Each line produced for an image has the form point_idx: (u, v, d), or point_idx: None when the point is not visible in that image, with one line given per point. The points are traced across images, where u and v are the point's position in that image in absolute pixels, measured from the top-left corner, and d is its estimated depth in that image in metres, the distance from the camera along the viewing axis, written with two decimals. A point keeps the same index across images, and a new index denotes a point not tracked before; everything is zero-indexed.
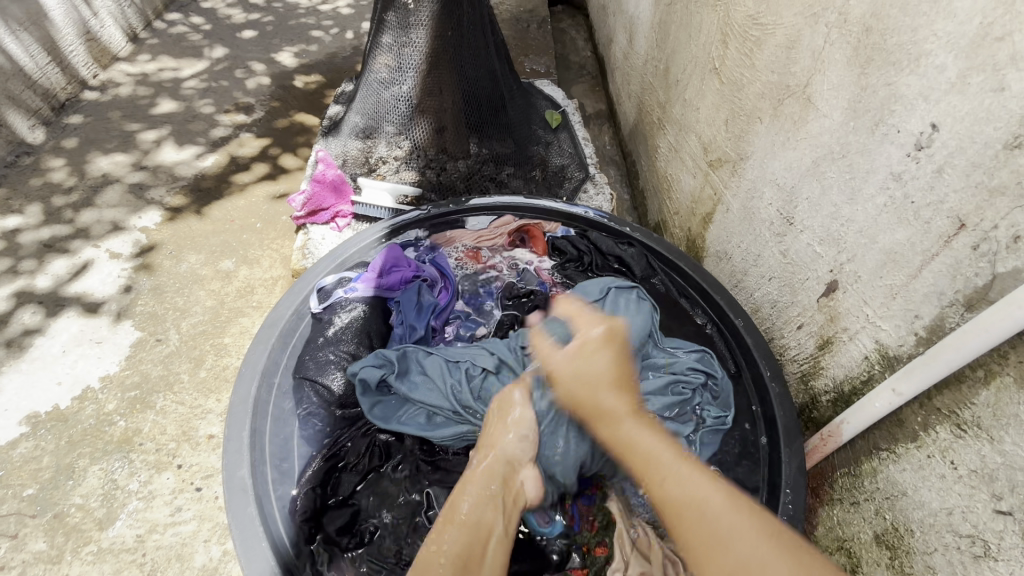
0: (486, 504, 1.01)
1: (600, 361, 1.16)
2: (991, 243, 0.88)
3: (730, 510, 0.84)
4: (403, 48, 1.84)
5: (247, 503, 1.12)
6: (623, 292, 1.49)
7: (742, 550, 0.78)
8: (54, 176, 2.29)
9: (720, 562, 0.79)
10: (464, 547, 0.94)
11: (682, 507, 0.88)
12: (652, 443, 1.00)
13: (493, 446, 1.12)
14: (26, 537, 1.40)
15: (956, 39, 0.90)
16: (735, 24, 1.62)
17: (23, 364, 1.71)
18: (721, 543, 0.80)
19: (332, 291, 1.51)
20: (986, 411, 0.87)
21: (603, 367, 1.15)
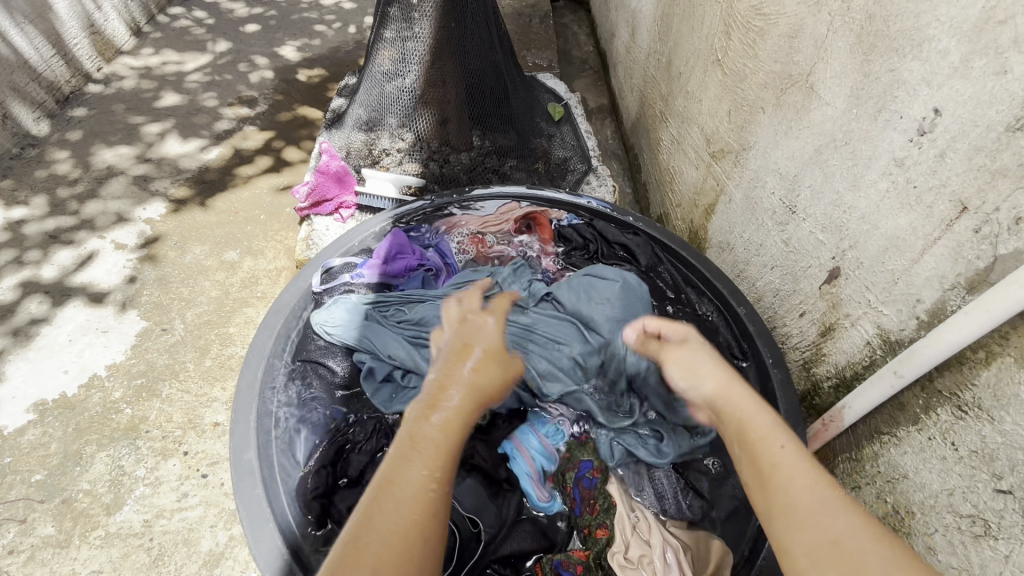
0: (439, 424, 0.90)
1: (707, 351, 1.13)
2: (993, 225, 0.88)
3: (831, 490, 0.78)
4: (406, 41, 1.85)
5: (254, 485, 1.14)
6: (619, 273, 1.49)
7: (841, 522, 0.74)
8: (59, 168, 2.31)
9: (815, 529, 0.74)
10: (444, 472, 0.85)
11: (808, 512, 0.76)
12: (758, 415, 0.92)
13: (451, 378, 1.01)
14: (34, 522, 1.42)
15: (959, 23, 0.91)
16: (738, 15, 1.62)
17: (30, 352, 1.72)
18: (816, 514, 0.76)
19: (337, 274, 1.53)
20: (987, 393, 0.88)
21: (706, 365, 1.08)
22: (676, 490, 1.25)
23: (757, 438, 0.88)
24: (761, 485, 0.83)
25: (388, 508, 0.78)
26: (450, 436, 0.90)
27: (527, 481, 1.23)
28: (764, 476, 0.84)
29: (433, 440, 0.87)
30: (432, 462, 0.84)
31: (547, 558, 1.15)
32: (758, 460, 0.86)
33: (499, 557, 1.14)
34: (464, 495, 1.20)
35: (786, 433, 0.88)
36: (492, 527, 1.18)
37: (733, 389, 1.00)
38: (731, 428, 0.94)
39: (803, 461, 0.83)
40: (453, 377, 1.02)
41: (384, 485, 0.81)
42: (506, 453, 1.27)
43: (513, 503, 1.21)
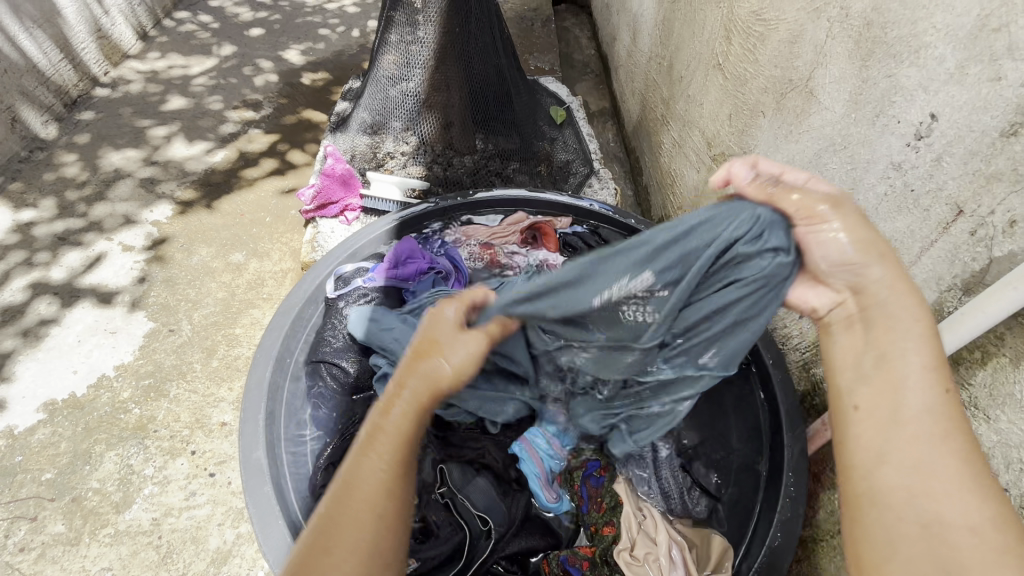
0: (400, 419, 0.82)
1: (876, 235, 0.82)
2: (988, 228, 0.90)
3: (980, 467, 0.67)
4: (410, 45, 1.87)
5: (263, 483, 1.15)
6: (728, 216, 0.92)
7: (972, 505, 0.65)
8: (67, 170, 2.33)
9: (948, 503, 0.66)
10: (399, 465, 0.79)
11: (925, 478, 0.68)
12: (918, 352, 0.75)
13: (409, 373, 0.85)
14: (45, 520, 1.44)
15: (955, 30, 0.93)
16: (739, 20, 1.64)
17: (39, 353, 1.74)
18: (953, 488, 0.66)
19: (350, 278, 1.55)
20: (983, 392, 0.90)
21: (875, 268, 0.81)
22: (680, 488, 1.28)
23: (896, 381, 0.74)
24: (878, 432, 0.74)
25: (350, 511, 0.74)
26: (411, 426, 0.82)
27: (536, 482, 1.22)
28: (901, 424, 0.72)
29: (389, 436, 0.80)
30: (387, 459, 0.78)
31: (554, 554, 1.19)
32: (899, 403, 0.73)
33: (507, 553, 1.18)
34: (476, 493, 1.23)
35: (946, 378, 0.73)
36: (501, 524, 1.20)
37: (896, 296, 0.78)
38: (869, 353, 0.79)
39: (955, 420, 0.70)
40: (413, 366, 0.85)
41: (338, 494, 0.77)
42: (515, 453, 1.25)
43: (522, 500, 1.25)
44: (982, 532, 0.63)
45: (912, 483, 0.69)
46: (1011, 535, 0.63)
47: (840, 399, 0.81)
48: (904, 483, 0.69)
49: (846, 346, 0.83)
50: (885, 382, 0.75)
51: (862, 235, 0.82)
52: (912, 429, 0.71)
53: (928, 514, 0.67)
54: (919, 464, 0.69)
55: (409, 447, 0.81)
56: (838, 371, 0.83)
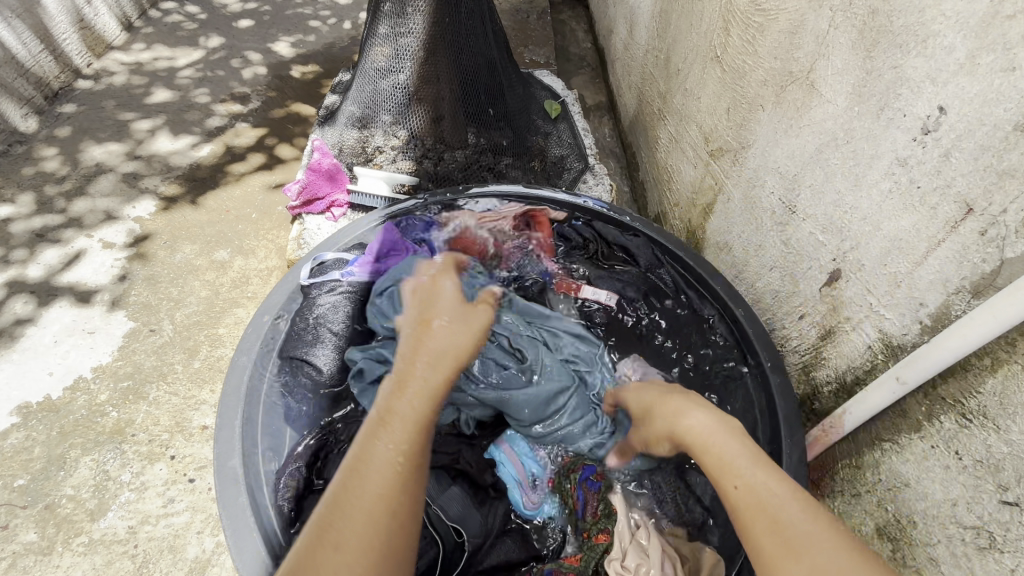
0: (412, 398, 0.88)
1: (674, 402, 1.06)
2: (1000, 228, 0.85)
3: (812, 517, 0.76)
4: (399, 37, 1.81)
5: (239, 493, 1.10)
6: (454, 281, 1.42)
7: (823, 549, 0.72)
8: (47, 165, 2.27)
9: (800, 553, 0.72)
10: (412, 447, 0.83)
11: (789, 533, 0.75)
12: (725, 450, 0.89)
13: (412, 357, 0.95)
14: (16, 528, 1.39)
15: (966, 18, 0.88)
16: (738, 11, 1.59)
17: (14, 354, 1.69)
18: (800, 539, 0.74)
19: (328, 269, 1.49)
20: (992, 401, 0.86)
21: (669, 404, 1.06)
22: (672, 495, 1.23)
23: (719, 472, 0.87)
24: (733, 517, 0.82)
25: (361, 484, 0.77)
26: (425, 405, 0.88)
27: (515, 489, 1.22)
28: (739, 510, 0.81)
29: (404, 416, 0.85)
30: (399, 438, 0.82)
31: (537, 567, 1.15)
32: (725, 501, 0.84)
33: (484, 567, 1.12)
34: (451, 503, 1.19)
35: (751, 463, 0.85)
36: (477, 536, 1.16)
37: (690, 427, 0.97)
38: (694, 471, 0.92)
39: (780, 490, 0.81)
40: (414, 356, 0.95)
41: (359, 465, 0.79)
42: (495, 459, 1.27)
43: (500, 510, 1.21)
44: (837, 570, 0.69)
45: (779, 545, 0.74)
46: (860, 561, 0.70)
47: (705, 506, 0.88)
48: (771, 551, 0.74)
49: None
50: (719, 471, 0.87)
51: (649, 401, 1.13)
52: (754, 501, 0.80)
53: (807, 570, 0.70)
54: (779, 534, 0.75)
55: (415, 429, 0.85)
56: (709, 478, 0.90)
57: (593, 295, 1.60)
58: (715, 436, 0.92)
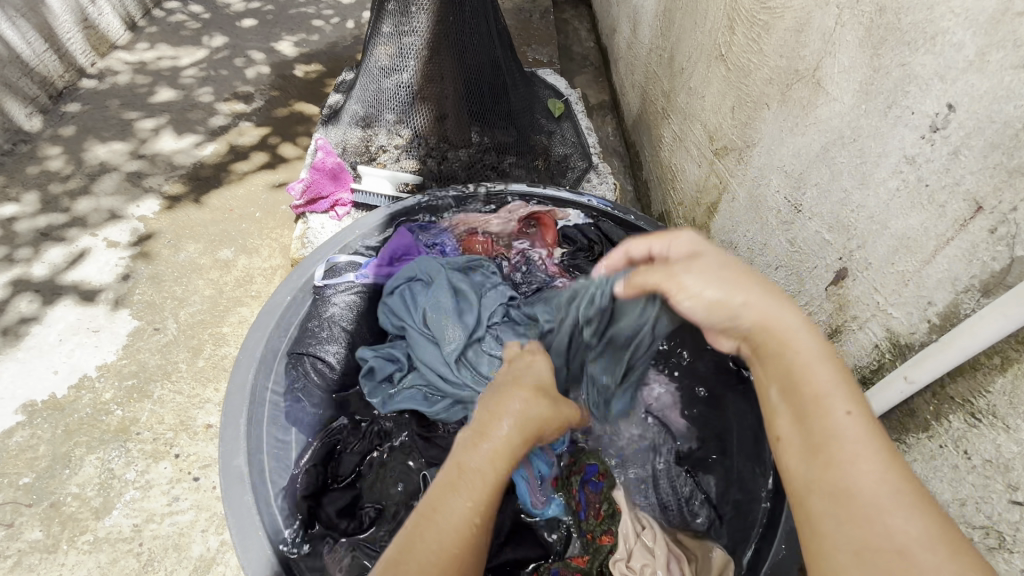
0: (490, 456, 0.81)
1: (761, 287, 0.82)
2: (1010, 225, 0.85)
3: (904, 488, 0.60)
4: (403, 36, 1.81)
5: (243, 492, 1.11)
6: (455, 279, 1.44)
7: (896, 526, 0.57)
8: (51, 164, 2.27)
9: (868, 525, 0.58)
10: (486, 507, 0.77)
11: (862, 495, 0.60)
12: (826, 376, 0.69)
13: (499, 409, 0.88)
14: (22, 526, 1.39)
15: (975, 15, 0.87)
16: (743, 9, 1.58)
17: (19, 353, 1.69)
18: (875, 508, 0.58)
19: (342, 270, 1.48)
20: (1001, 400, 0.85)
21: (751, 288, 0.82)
22: (679, 500, 1.21)
23: (815, 395, 0.68)
24: (804, 449, 0.66)
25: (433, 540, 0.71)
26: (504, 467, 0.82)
27: (524, 489, 1.16)
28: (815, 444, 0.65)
29: (482, 473, 0.79)
30: (478, 496, 0.76)
31: (544, 565, 1.15)
32: (806, 428, 0.67)
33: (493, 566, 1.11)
34: None
35: (855, 398, 0.67)
36: None
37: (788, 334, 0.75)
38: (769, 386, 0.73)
39: (874, 439, 0.63)
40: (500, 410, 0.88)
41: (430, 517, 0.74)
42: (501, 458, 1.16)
43: (509, 508, 1.17)
44: (913, 554, 0.55)
45: (841, 506, 0.60)
46: (946, 553, 0.55)
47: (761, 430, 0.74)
48: (821, 514, 0.62)
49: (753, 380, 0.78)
50: (807, 397, 0.68)
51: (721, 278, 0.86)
52: (834, 445, 0.64)
53: (860, 542, 0.58)
54: (840, 488, 0.61)
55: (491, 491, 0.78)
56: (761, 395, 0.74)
57: None
58: (814, 359, 0.71)
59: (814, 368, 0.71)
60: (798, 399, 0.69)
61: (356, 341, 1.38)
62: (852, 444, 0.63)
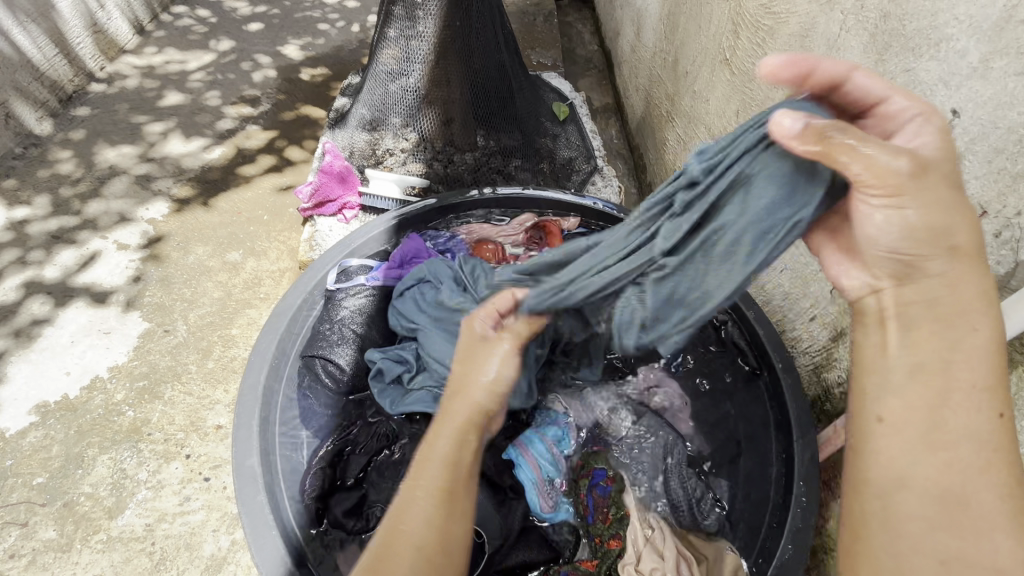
0: (454, 440, 0.84)
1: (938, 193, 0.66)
2: (1014, 230, 0.86)
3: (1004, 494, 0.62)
4: (410, 40, 1.83)
5: (257, 491, 1.11)
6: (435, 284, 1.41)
7: (989, 536, 0.61)
8: (62, 168, 2.30)
9: (967, 526, 0.62)
10: (446, 494, 0.79)
11: (959, 494, 0.63)
12: (962, 369, 0.65)
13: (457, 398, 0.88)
14: (36, 526, 1.41)
15: (978, 22, 0.88)
16: (748, 13, 1.59)
17: (32, 354, 1.71)
18: (970, 512, 0.62)
19: (354, 273, 1.50)
20: (1007, 402, 0.86)
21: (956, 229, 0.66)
22: (690, 501, 1.22)
23: (944, 385, 0.65)
24: (919, 437, 0.65)
25: (399, 542, 0.75)
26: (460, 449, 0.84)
27: (532, 491, 1.20)
28: (920, 439, 0.66)
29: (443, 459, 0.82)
30: (434, 486, 0.79)
31: (554, 568, 1.17)
32: (937, 418, 0.65)
33: (504, 567, 1.15)
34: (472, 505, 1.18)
35: (999, 395, 0.65)
36: (497, 538, 1.17)
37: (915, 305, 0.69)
38: (901, 357, 0.68)
39: (992, 441, 0.64)
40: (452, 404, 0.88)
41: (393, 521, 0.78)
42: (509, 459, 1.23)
43: (518, 513, 1.20)
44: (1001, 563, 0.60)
45: (941, 492, 0.64)
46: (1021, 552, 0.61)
47: (857, 405, 0.72)
48: (920, 504, 0.64)
49: (874, 343, 0.72)
50: (937, 389, 0.65)
51: (941, 204, 0.65)
52: (957, 445, 0.64)
53: (950, 538, 0.62)
54: (940, 490, 0.64)
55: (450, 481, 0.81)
56: (870, 365, 0.71)
57: None
58: (970, 333, 0.66)
59: (956, 349, 0.66)
60: (936, 387, 0.66)
61: (365, 344, 1.40)
62: (970, 442, 0.64)
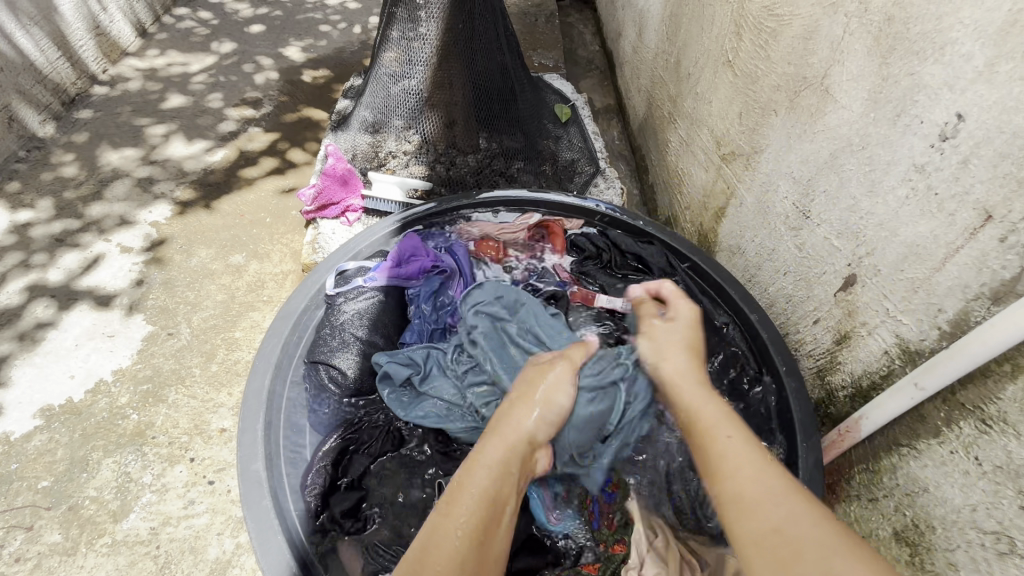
0: (497, 471, 0.91)
1: (698, 330, 1.20)
2: (1020, 235, 0.86)
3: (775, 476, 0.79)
4: (412, 42, 1.83)
5: (262, 496, 1.12)
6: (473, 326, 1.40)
7: (780, 511, 0.74)
8: (65, 170, 2.30)
9: (759, 514, 0.75)
10: (482, 519, 0.84)
11: (759, 501, 0.77)
12: (716, 416, 0.93)
13: (517, 417, 1.00)
14: (41, 529, 1.41)
15: (983, 27, 0.89)
16: (751, 15, 1.59)
17: (36, 358, 1.72)
18: (756, 506, 0.76)
19: (352, 277, 1.50)
20: (1013, 406, 0.86)
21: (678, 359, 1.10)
22: (693, 504, 1.21)
23: (706, 427, 0.91)
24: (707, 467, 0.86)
25: (441, 550, 0.79)
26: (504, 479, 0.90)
27: (539, 504, 1.20)
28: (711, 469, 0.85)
29: (485, 487, 0.87)
30: (469, 516, 0.83)
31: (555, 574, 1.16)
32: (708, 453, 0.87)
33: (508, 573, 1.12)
34: None
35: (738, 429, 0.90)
36: None
37: (685, 379, 1.04)
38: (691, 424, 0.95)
39: (751, 450, 0.85)
40: (496, 427, 0.98)
41: (425, 541, 0.81)
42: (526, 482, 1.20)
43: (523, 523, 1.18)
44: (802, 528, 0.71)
45: (749, 501, 0.77)
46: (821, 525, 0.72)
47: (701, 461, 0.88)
48: (750, 531, 0.74)
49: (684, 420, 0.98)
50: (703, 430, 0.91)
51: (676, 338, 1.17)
52: (725, 461, 0.84)
53: (772, 525, 0.73)
54: (743, 491, 0.79)
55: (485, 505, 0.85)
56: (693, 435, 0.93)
57: (608, 303, 1.53)
58: (701, 402, 0.97)
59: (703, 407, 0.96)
60: (698, 434, 0.92)
61: (368, 348, 1.39)
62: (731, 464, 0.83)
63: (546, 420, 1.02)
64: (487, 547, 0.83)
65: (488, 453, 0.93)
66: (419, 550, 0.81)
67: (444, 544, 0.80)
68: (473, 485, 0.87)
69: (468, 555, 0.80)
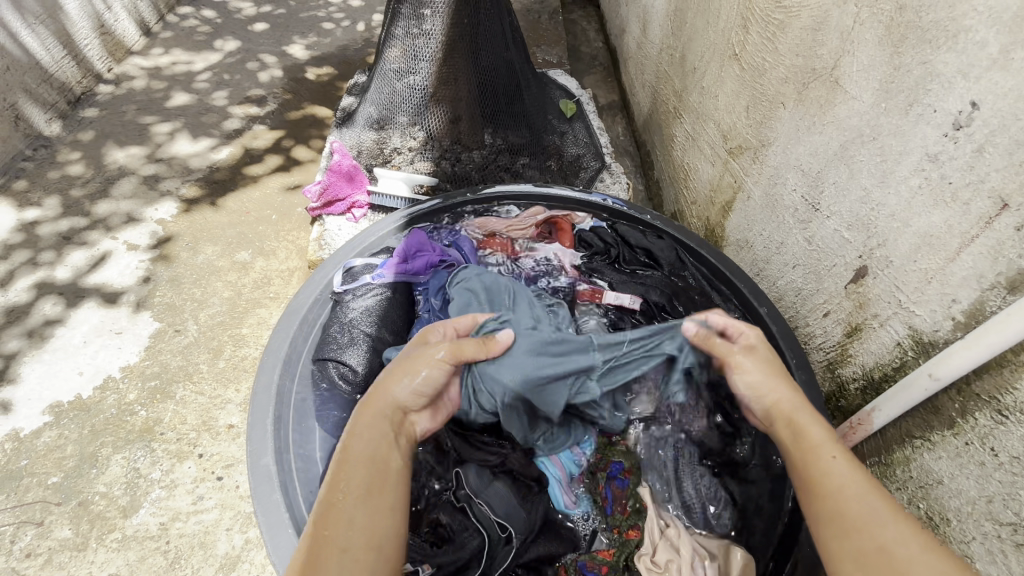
0: (376, 437, 0.89)
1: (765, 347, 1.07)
2: None
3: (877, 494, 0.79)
4: (416, 38, 1.84)
5: (272, 490, 1.12)
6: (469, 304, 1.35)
7: (889, 530, 0.75)
8: (72, 169, 2.31)
9: (859, 530, 0.76)
10: (370, 481, 0.84)
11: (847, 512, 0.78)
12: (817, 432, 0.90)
13: (385, 390, 0.96)
14: (51, 525, 1.42)
15: (998, 13, 0.88)
16: (757, 8, 1.58)
17: (45, 355, 1.72)
18: (865, 520, 0.77)
19: (358, 273, 1.49)
20: None
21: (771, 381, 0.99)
22: (704, 501, 1.20)
23: (808, 447, 0.88)
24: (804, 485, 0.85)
25: (333, 517, 0.79)
26: (379, 442, 0.89)
27: (555, 486, 1.21)
28: (812, 484, 0.84)
29: (361, 458, 0.86)
30: (354, 479, 0.83)
31: (570, 560, 1.15)
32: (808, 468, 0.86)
33: (524, 562, 1.10)
34: (496, 500, 1.14)
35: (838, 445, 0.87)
36: (523, 532, 1.11)
37: (794, 405, 0.94)
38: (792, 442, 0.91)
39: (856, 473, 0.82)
40: (370, 402, 0.94)
41: (320, 515, 0.80)
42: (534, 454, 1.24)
43: (541, 507, 1.16)
44: (888, 547, 0.73)
45: (843, 508, 0.79)
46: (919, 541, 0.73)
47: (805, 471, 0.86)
48: (838, 545, 0.77)
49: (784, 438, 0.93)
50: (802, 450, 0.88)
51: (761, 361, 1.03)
52: (825, 477, 0.83)
53: (871, 541, 0.75)
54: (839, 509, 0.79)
55: (366, 464, 0.86)
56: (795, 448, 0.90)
57: (615, 300, 1.51)
58: (798, 408, 0.94)
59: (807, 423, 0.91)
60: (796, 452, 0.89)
61: (377, 343, 1.37)
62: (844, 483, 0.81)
63: (417, 389, 0.98)
64: (379, 507, 0.82)
65: (358, 428, 0.90)
66: (313, 534, 0.79)
67: (340, 512, 0.80)
68: (355, 453, 0.87)
69: (359, 514, 0.80)
